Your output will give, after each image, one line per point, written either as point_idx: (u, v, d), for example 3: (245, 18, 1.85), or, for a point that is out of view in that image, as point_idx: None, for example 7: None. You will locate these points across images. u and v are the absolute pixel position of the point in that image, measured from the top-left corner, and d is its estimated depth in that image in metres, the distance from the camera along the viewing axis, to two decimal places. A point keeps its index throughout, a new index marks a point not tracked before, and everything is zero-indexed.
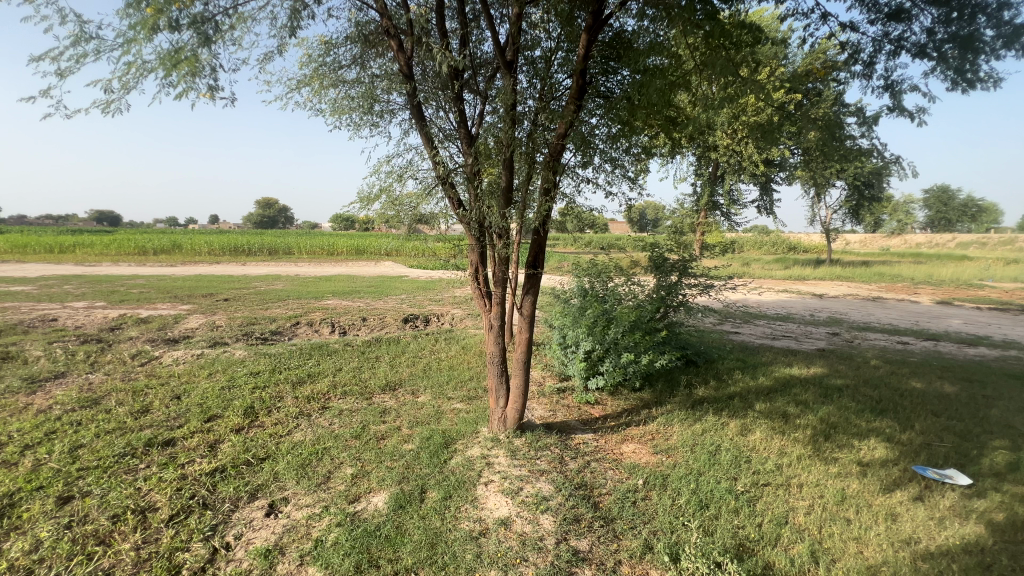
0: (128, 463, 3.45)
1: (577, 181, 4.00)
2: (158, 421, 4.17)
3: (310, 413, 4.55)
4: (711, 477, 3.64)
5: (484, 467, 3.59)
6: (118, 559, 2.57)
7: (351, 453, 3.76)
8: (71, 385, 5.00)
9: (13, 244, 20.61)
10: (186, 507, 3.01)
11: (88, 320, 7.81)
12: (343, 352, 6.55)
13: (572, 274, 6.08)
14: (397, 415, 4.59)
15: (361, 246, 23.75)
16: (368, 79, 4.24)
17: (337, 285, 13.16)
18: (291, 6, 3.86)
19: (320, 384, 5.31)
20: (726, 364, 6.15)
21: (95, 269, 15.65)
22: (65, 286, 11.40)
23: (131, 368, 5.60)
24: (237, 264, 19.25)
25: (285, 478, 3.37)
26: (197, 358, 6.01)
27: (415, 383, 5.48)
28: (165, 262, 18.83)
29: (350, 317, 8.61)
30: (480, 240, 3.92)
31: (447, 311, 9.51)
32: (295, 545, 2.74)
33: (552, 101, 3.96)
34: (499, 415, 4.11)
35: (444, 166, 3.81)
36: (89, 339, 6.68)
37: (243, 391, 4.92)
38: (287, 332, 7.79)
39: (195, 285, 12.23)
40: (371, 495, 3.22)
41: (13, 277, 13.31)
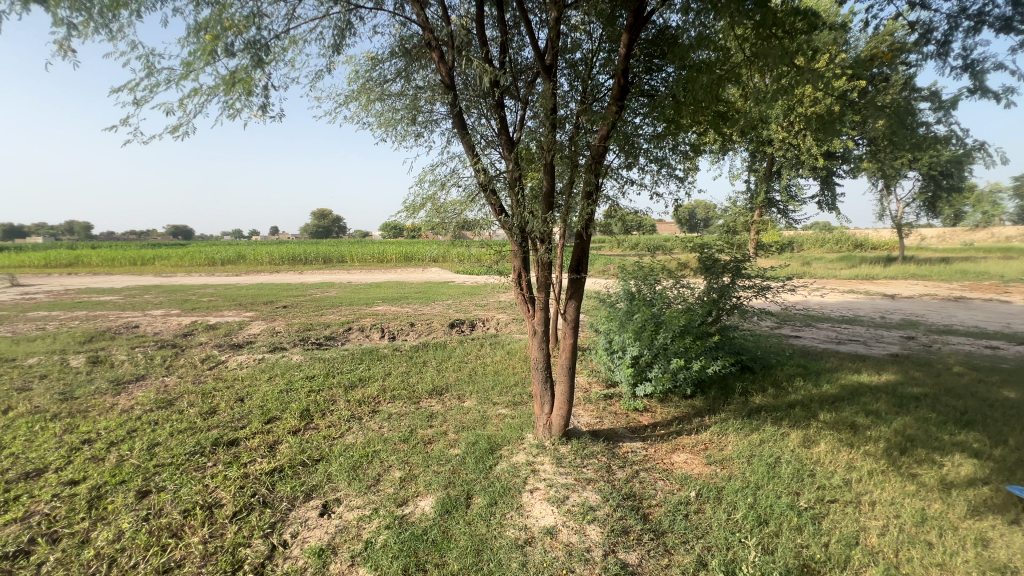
0: (197, 461, 3.70)
1: (621, 182, 3.93)
2: (223, 421, 4.45)
3: (361, 417, 4.71)
4: (770, 491, 3.44)
5: (529, 474, 3.56)
6: (188, 551, 2.75)
7: (400, 457, 3.85)
8: (149, 387, 5.44)
9: (104, 258, 22.98)
10: (247, 504, 3.18)
11: (164, 326, 8.50)
12: (392, 357, 6.74)
13: (618, 277, 5.95)
14: (444, 419, 4.65)
15: (410, 253, 24.42)
16: (412, 91, 4.36)
17: (387, 291, 13.57)
18: (337, 25, 4.03)
19: (370, 388, 5.49)
20: (785, 370, 5.79)
21: (169, 280, 17.03)
22: (147, 296, 12.46)
23: (200, 372, 6.02)
24: (295, 272, 20.36)
25: (338, 480, 3.50)
26: (258, 362, 6.38)
27: (460, 388, 5.55)
28: (231, 272, 20.19)
29: (398, 323, 8.85)
30: (522, 245, 3.90)
31: (492, 316, 9.58)
32: (346, 545, 2.82)
33: (593, 103, 3.91)
34: (545, 421, 4.08)
35: (486, 173, 3.83)
36: (165, 344, 7.26)
37: (300, 395, 5.16)
38: (340, 337, 8.11)
39: (258, 293, 13.03)
40: (419, 499, 3.27)
41: (100, 287, 14.79)
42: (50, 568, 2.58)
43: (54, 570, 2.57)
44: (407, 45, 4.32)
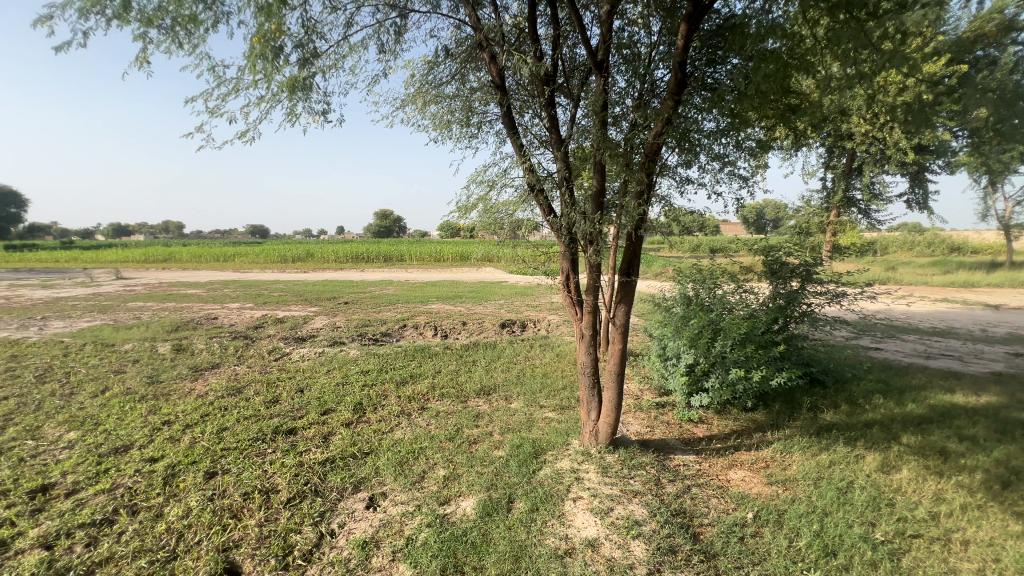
0: (259, 447, 3.93)
1: (678, 181, 3.72)
2: (284, 411, 4.72)
3: (410, 413, 4.82)
4: (839, 519, 3.12)
5: (573, 482, 3.47)
6: (245, 533, 2.90)
7: (445, 455, 3.88)
8: (223, 374, 5.89)
9: (193, 254, 25.34)
10: (301, 492, 3.33)
11: (239, 318, 9.18)
12: (442, 355, 6.85)
13: (674, 280, 5.70)
14: (490, 420, 4.65)
15: (466, 253, 24.85)
16: (466, 93, 4.40)
17: (441, 290, 13.87)
18: (394, 30, 4.14)
19: (420, 384, 5.61)
20: (862, 386, 5.28)
21: (246, 276, 18.42)
22: (227, 290, 13.56)
23: (267, 362, 6.43)
24: (357, 270, 21.35)
25: (385, 474, 3.59)
26: (319, 355, 6.72)
27: (508, 389, 5.54)
28: (300, 269, 21.51)
29: (451, 322, 9.01)
30: (571, 247, 3.81)
31: (543, 318, 9.52)
32: (389, 540, 2.87)
33: (650, 99, 3.75)
34: (591, 428, 3.96)
35: (535, 173, 3.78)
36: (238, 335, 7.84)
37: (355, 388, 5.37)
38: (395, 334, 8.37)
39: (323, 289, 13.77)
40: (461, 499, 3.28)
41: (188, 281, 16.28)
42: (128, 537, 2.82)
43: (131, 540, 2.81)
44: (462, 47, 4.36)
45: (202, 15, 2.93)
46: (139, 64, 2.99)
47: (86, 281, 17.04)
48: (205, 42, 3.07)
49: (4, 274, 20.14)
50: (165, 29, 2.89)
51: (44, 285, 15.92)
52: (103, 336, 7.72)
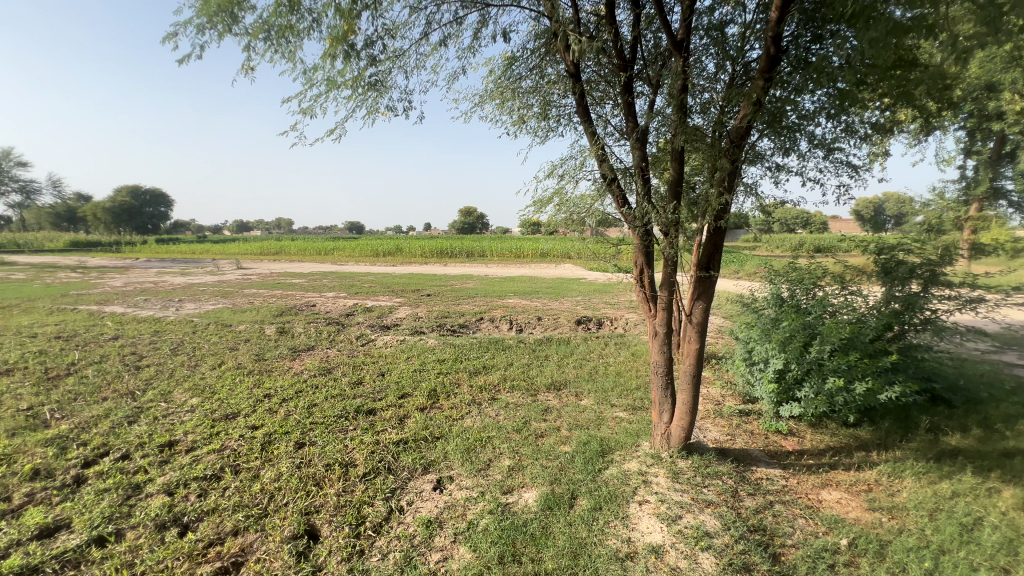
0: (342, 423, 4.26)
1: (769, 169, 3.37)
2: (366, 392, 5.06)
3: (480, 402, 4.94)
4: (960, 560, 2.65)
5: (640, 485, 3.33)
6: (325, 500, 3.15)
7: (511, 445, 3.92)
8: (316, 356, 6.46)
9: (300, 247, 28.17)
10: (375, 468, 3.55)
11: (334, 306, 10.00)
12: (516, 348, 6.93)
13: (766, 279, 5.23)
14: (559, 415, 4.61)
15: (544, 249, 24.87)
16: (544, 86, 4.38)
17: (520, 285, 14.04)
18: (474, 27, 4.21)
19: (492, 375, 5.73)
20: (1003, 409, 4.44)
21: (342, 267, 20.07)
22: (325, 281, 14.86)
23: (354, 347, 6.94)
24: (441, 264, 22.29)
25: (453, 459, 3.71)
26: (401, 343, 7.12)
27: (579, 385, 5.45)
28: (389, 263, 22.95)
29: (526, 316, 9.08)
30: (645, 239, 3.63)
31: (620, 316, 9.24)
32: (452, 522, 2.95)
33: (741, 81, 3.43)
34: (663, 430, 3.78)
35: (610, 163, 3.66)
36: (332, 321, 8.55)
37: (431, 376, 5.61)
38: (472, 326, 8.61)
39: (408, 282, 14.57)
40: (524, 490, 3.29)
41: (294, 271, 18.12)
42: (231, 492, 3.19)
43: (232, 495, 3.17)
44: (541, 40, 4.33)
45: (297, 24, 3.20)
46: (247, 72, 3.31)
47: (216, 271, 19.59)
48: (300, 48, 3.35)
49: (156, 263, 23.86)
50: (268, 39, 3.20)
51: (185, 273, 18.60)
52: (224, 317, 8.84)
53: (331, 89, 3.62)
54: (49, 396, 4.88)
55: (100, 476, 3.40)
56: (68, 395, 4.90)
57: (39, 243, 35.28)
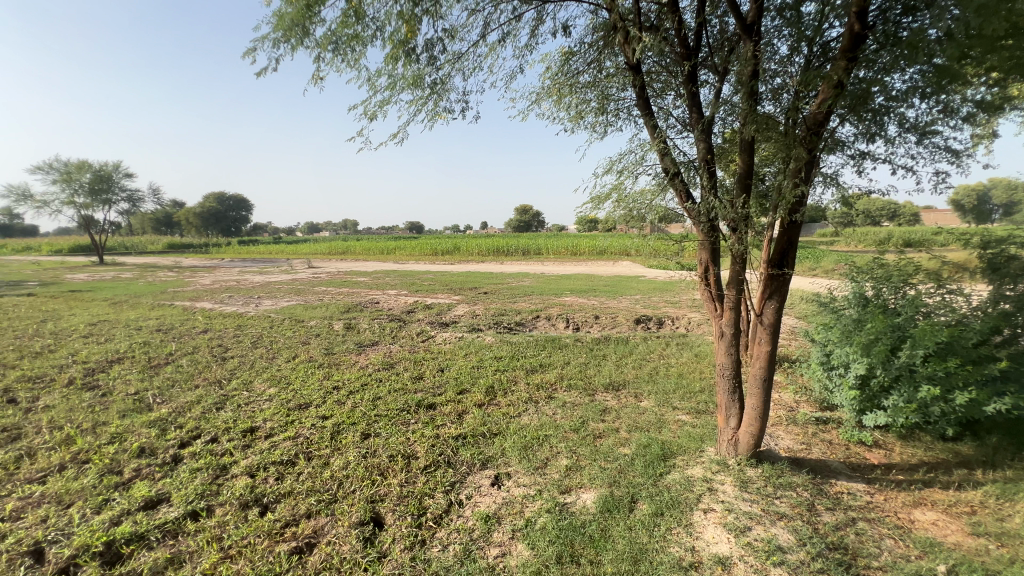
0: (404, 416, 4.43)
1: (852, 158, 3.09)
2: (426, 387, 5.22)
3: (537, 400, 4.94)
4: None
5: (705, 492, 3.19)
6: (389, 489, 3.28)
7: (568, 445, 3.89)
8: (380, 351, 6.75)
9: (365, 247, 29.68)
10: (436, 461, 3.66)
11: (396, 303, 10.41)
12: (573, 347, 6.86)
13: (846, 277, 4.82)
14: (618, 416, 4.51)
15: (601, 247, 24.43)
16: (602, 80, 4.29)
17: (576, 283, 13.89)
18: (531, 25, 4.20)
19: (548, 374, 5.71)
20: None
21: (403, 266, 20.82)
22: (388, 279, 15.47)
23: (415, 343, 7.17)
24: (497, 263, 22.57)
25: (511, 456, 3.74)
26: (459, 340, 7.27)
27: (638, 386, 5.31)
28: (448, 261, 23.54)
29: (583, 315, 8.97)
30: (711, 235, 3.46)
31: (682, 315, 8.90)
32: (509, 518, 2.98)
33: (819, 63, 3.16)
34: (730, 437, 3.60)
35: (672, 156, 3.52)
36: (394, 318, 8.90)
37: (488, 373, 5.69)
38: (529, 324, 8.63)
39: (465, 280, 14.86)
40: (582, 491, 3.25)
41: (359, 270, 19.04)
42: (304, 478, 3.41)
43: (306, 480, 3.38)
44: (598, 33, 4.23)
45: (362, 33, 3.34)
46: (317, 82, 3.50)
47: (290, 270, 21.04)
48: (364, 56, 3.49)
49: (239, 263, 26.01)
50: (335, 49, 3.36)
51: (264, 272, 20.09)
52: (297, 313, 9.46)
53: (393, 94, 3.74)
54: (152, 382, 5.46)
55: (193, 456, 3.75)
56: (166, 382, 5.46)
57: (142, 245, 39.52)
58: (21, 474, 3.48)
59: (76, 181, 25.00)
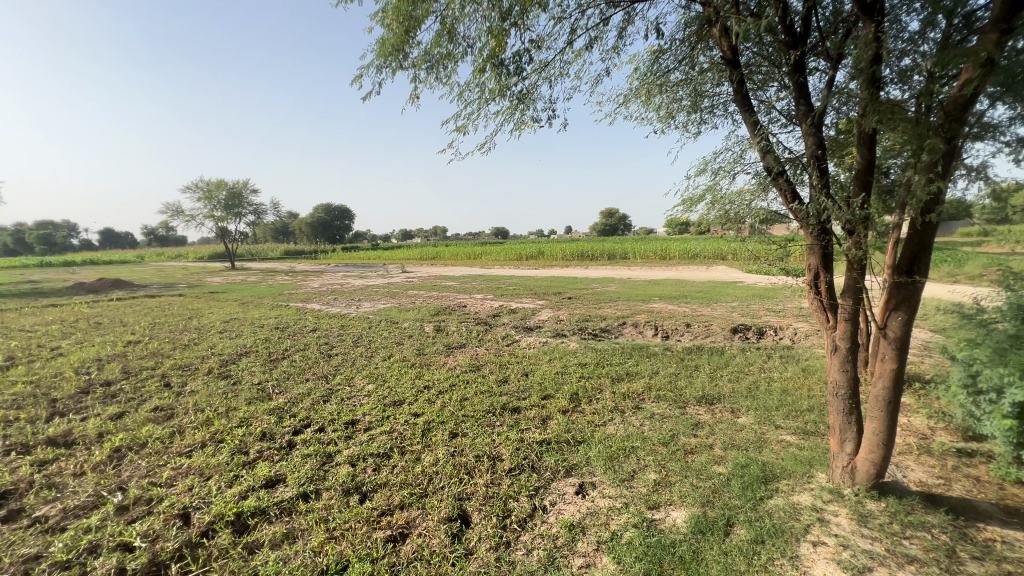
0: (490, 418, 4.55)
1: (1007, 145, 2.60)
2: (511, 390, 5.32)
3: (623, 410, 4.80)
4: None
5: (815, 523, 2.87)
6: (476, 489, 3.39)
7: (657, 459, 3.73)
8: (467, 353, 7.00)
9: (454, 252, 31.13)
10: (520, 464, 3.71)
11: (483, 307, 10.73)
12: (661, 356, 6.58)
13: (999, 284, 4.08)
14: (712, 432, 4.24)
15: (693, 250, 23.14)
16: (696, 77, 4.08)
17: (665, 289, 13.31)
18: (619, 26, 4.12)
19: (635, 383, 5.53)
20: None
21: (489, 271, 21.43)
22: (475, 283, 16.05)
23: (501, 347, 7.34)
24: (582, 267, 22.35)
25: (596, 465, 3.68)
26: (543, 345, 7.31)
27: (735, 401, 4.95)
28: (532, 266, 23.81)
29: (673, 322, 8.56)
30: (822, 238, 3.14)
31: (787, 325, 8.13)
32: (595, 529, 2.92)
33: (963, 37, 2.71)
34: (845, 463, 3.22)
35: (776, 154, 3.25)
36: (481, 321, 9.19)
37: (573, 379, 5.64)
38: (614, 330, 8.43)
39: (550, 285, 14.93)
40: (671, 508, 3.09)
41: (447, 275, 19.95)
42: (398, 471, 3.63)
43: (400, 473, 3.60)
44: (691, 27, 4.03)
45: (454, 51, 3.51)
46: (413, 100, 3.74)
47: (386, 274, 22.62)
48: (456, 72, 3.66)
49: (343, 268, 28.51)
50: (429, 68, 3.56)
51: (365, 277, 21.81)
52: (393, 315, 10.14)
53: (482, 106, 3.88)
54: (272, 374, 6.17)
55: (304, 443, 4.17)
56: (283, 375, 6.13)
57: (264, 252, 44.88)
58: (173, 447, 4.11)
59: (216, 198, 29.08)
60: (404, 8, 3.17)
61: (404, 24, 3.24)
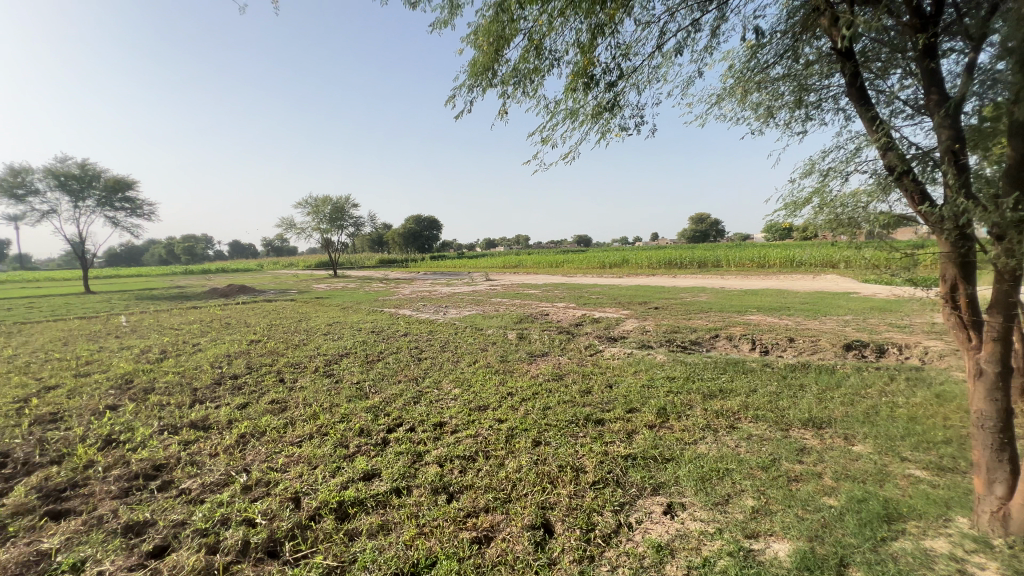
0: (573, 428, 4.51)
1: None
2: (595, 401, 5.23)
3: (716, 428, 4.51)
4: None
5: (954, 574, 2.47)
6: (559, 499, 3.38)
7: (755, 484, 3.45)
8: (550, 361, 7.02)
9: (537, 260, 31.38)
10: (604, 478, 3.63)
11: (565, 316, 10.70)
12: (759, 373, 6.09)
13: None
14: (820, 459, 3.83)
15: (797, 257, 21.08)
16: (800, 71, 3.79)
17: (764, 299, 12.31)
18: (711, 25, 3.95)
19: (730, 401, 5.17)
20: None
21: (571, 279, 21.37)
22: (557, 291, 16.06)
23: (584, 356, 7.25)
24: (669, 276, 21.41)
25: (685, 485, 3.49)
26: (628, 356, 7.11)
27: (849, 426, 4.43)
28: (616, 275, 23.27)
29: (774, 336, 7.87)
30: (960, 246, 2.75)
31: (916, 343, 7.11)
32: (684, 553, 2.77)
33: None
34: (994, 508, 2.73)
35: (900, 151, 2.90)
36: (563, 330, 9.17)
37: (660, 393, 5.42)
38: (705, 343, 7.96)
39: (635, 294, 14.49)
40: (772, 540, 2.84)
41: (530, 283, 20.26)
42: (483, 474, 3.73)
43: (485, 477, 3.70)
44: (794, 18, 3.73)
45: (541, 66, 3.59)
46: (501, 115, 3.89)
47: (471, 281, 23.49)
48: (542, 86, 3.74)
49: (431, 276, 29.99)
50: (517, 83, 3.68)
51: (451, 284, 22.69)
52: (478, 322, 10.47)
53: (567, 118, 3.93)
54: (369, 374, 6.67)
55: (397, 441, 4.45)
56: (379, 375, 6.60)
57: (362, 261, 48.75)
58: (287, 437, 4.60)
59: (323, 212, 32.17)
60: (494, 29, 3.35)
61: (494, 45, 3.38)
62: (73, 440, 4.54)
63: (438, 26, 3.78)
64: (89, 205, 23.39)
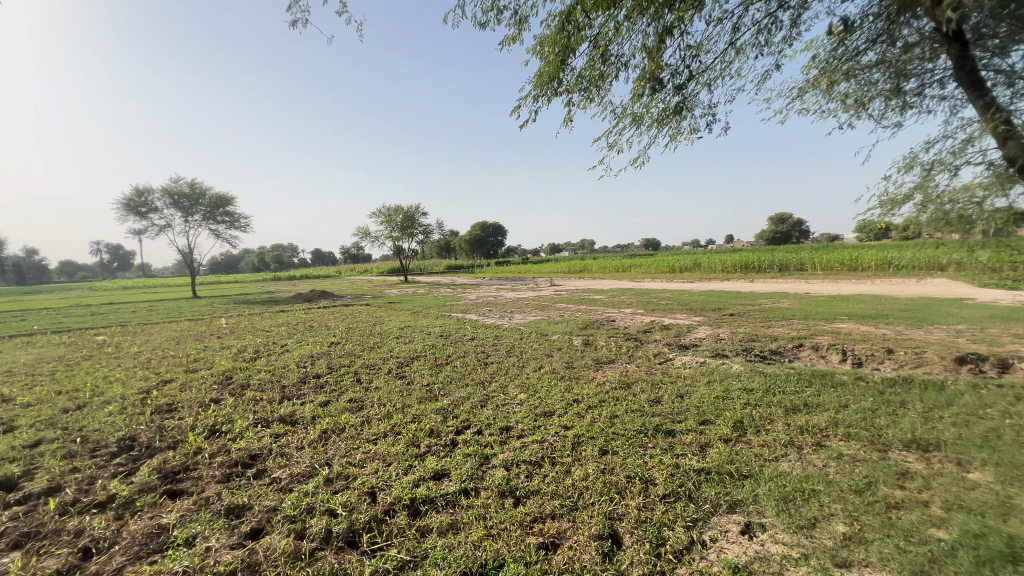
0: (642, 439, 4.39)
1: None
2: (665, 411, 5.05)
3: (801, 446, 4.17)
4: None
5: None
6: (627, 510, 3.30)
7: (846, 508, 3.16)
8: (617, 369, 6.87)
9: (603, 265, 30.86)
10: (675, 492, 3.49)
11: (633, 322, 10.42)
12: (852, 386, 5.56)
13: None
14: (926, 485, 3.42)
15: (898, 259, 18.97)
16: (896, 57, 3.47)
17: (857, 306, 11.22)
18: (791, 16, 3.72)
19: (816, 416, 4.77)
20: None
21: (639, 284, 20.82)
22: (624, 297, 15.69)
23: (653, 364, 7.01)
24: (746, 281, 20.17)
25: (765, 504, 3.28)
26: (700, 365, 6.79)
27: (963, 450, 3.91)
28: (687, 279, 22.31)
29: (869, 347, 7.14)
30: None
31: None
32: None
33: None
34: None
35: None
36: (631, 337, 8.93)
37: (736, 405, 5.12)
38: (787, 352, 7.41)
39: (708, 300, 13.79)
40: (867, 571, 2.59)
41: (596, 288, 20.00)
42: (550, 480, 3.73)
43: (551, 482, 3.70)
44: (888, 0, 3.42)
45: (607, 72, 3.58)
46: (568, 123, 3.92)
47: (536, 286, 23.61)
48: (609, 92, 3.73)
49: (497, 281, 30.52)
50: (583, 91, 3.69)
51: (516, 289, 22.96)
52: (543, 327, 10.48)
53: (635, 123, 3.88)
54: (438, 377, 6.91)
55: (465, 443, 4.57)
56: (447, 378, 6.82)
57: (431, 268, 50.61)
58: (364, 434, 4.89)
59: (395, 221, 33.85)
60: (559, 39, 3.39)
61: (560, 53, 3.42)
62: (185, 429, 5.12)
63: (506, 41, 3.91)
64: (197, 220, 26.35)
